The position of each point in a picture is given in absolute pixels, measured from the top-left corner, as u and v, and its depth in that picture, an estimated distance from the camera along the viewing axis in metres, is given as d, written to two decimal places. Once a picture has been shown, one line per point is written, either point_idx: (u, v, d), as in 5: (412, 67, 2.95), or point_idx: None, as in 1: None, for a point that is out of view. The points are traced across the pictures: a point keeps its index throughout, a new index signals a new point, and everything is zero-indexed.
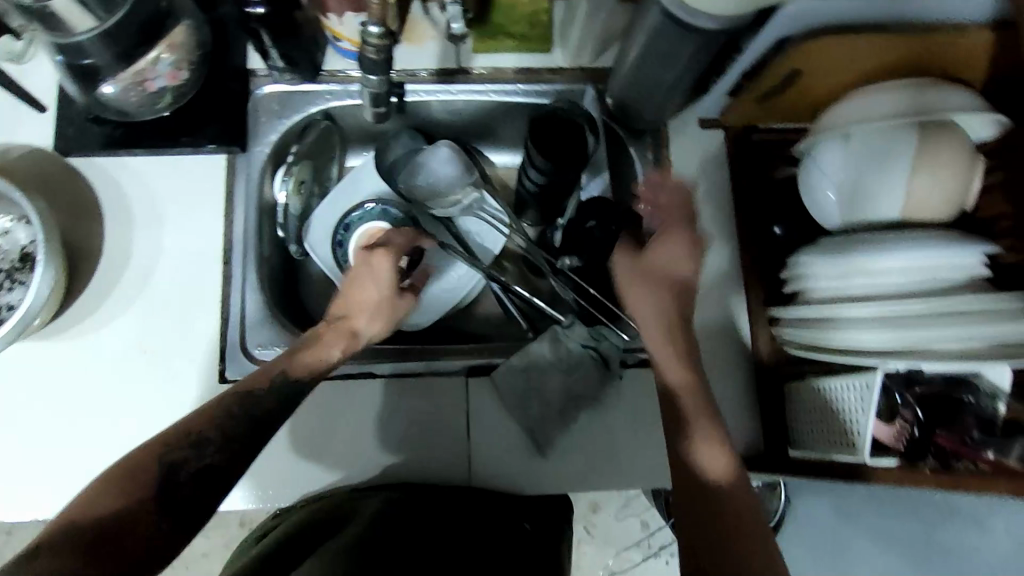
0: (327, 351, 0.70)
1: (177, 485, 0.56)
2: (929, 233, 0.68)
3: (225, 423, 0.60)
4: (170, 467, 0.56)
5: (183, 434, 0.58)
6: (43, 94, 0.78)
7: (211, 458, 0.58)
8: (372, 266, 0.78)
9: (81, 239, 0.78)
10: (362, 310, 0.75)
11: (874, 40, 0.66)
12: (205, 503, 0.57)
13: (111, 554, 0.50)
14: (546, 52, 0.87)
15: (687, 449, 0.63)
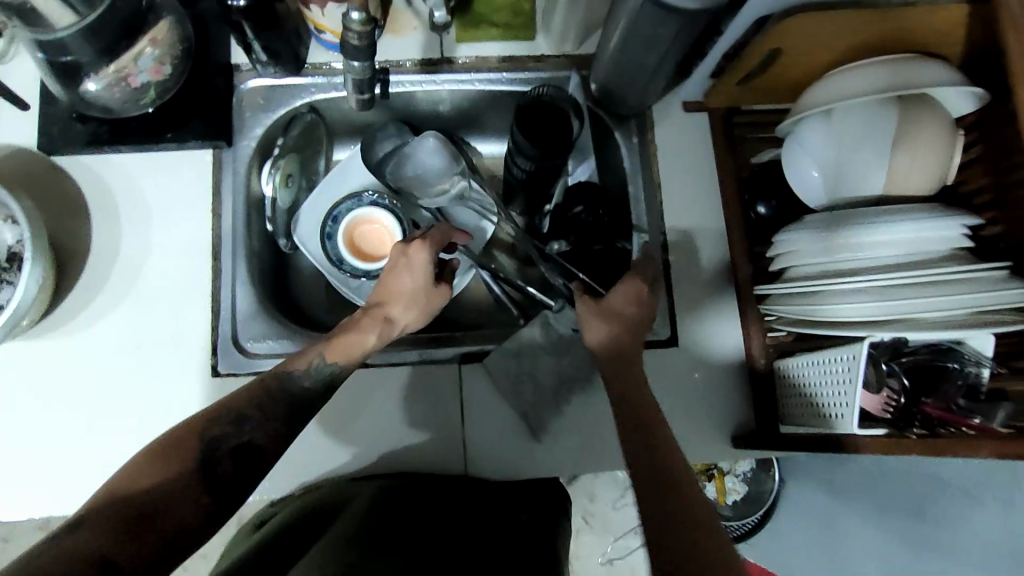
0: (363, 337, 0.68)
1: (218, 460, 0.59)
2: (914, 207, 0.69)
3: (263, 404, 0.63)
4: (215, 442, 0.60)
5: (225, 411, 0.62)
6: (25, 93, 0.78)
7: (250, 436, 0.62)
8: (410, 259, 0.70)
9: (69, 238, 0.77)
10: (398, 299, 0.70)
11: (849, 17, 0.66)
12: (246, 478, 0.61)
13: (151, 522, 0.53)
14: (529, 39, 0.87)
15: (652, 447, 0.62)
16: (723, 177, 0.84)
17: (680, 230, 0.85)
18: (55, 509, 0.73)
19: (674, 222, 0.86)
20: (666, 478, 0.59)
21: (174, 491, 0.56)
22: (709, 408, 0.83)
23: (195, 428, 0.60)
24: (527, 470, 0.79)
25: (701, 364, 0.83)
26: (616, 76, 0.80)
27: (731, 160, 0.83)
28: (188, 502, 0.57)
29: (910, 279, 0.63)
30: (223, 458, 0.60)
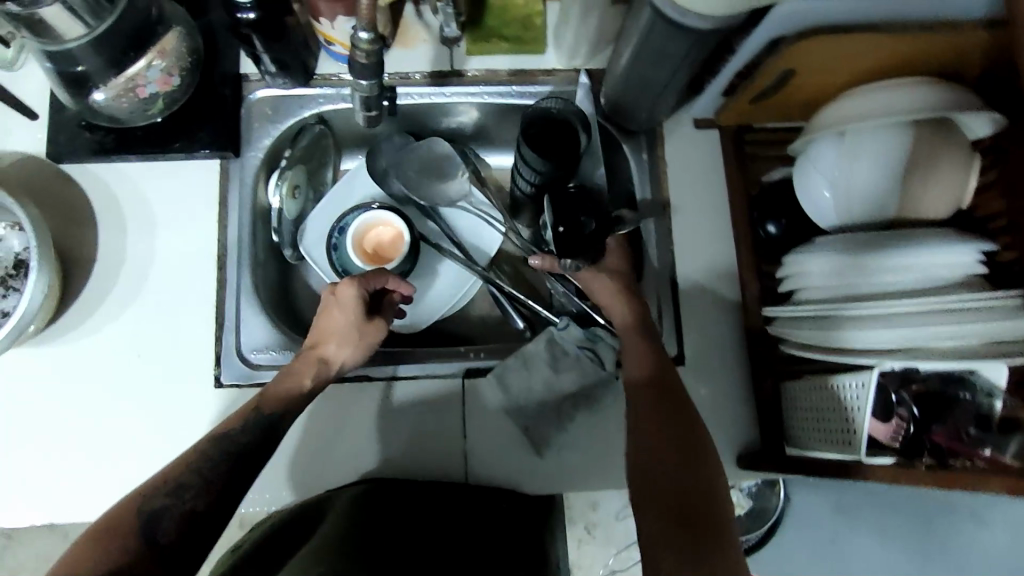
0: (299, 379, 0.68)
1: (158, 536, 0.54)
2: (927, 234, 0.68)
3: (202, 467, 0.59)
4: (152, 517, 0.55)
5: (163, 482, 0.57)
6: (35, 101, 0.78)
7: (190, 505, 0.56)
8: (339, 296, 0.73)
9: (75, 245, 0.77)
10: (334, 338, 0.72)
11: (867, 38, 0.64)
12: (189, 553, 0.55)
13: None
14: (540, 53, 0.86)
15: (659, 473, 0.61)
16: (732, 194, 0.83)
17: (688, 247, 0.85)
18: (55, 517, 0.73)
19: (683, 237, 0.85)
20: (685, 518, 0.58)
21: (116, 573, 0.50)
22: (714, 426, 0.82)
23: (131, 509, 0.55)
24: (529, 484, 0.79)
25: (706, 382, 0.82)
26: (625, 92, 0.79)
27: (740, 178, 0.82)
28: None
29: (926, 308, 0.62)
30: (162, 531, 0.54)
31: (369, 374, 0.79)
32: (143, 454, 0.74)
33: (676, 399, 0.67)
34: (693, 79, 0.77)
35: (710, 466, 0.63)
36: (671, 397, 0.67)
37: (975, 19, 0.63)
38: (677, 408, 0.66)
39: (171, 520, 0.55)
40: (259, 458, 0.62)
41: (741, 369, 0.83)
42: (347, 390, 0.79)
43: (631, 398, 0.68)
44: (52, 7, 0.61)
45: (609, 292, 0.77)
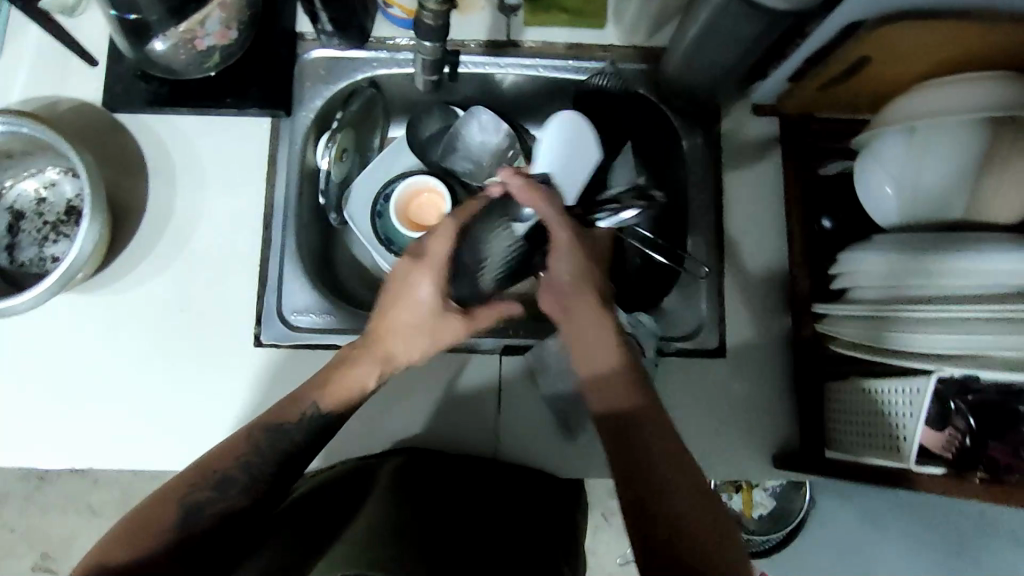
0: (360, 378, 0.65)
1: (194, 526, 0.55)
2: (997, 238, 0.64)
3: (251, 464, 0.59)
4: (192, 509, 0.56)
5: (207, 474, 0.58)
6: (94, 48, 0.79)
7: (233, 500, 0.57)
8: (411, 283, 0.65)
9: (124, 195, 0.78)
10: (401, 337, 0.66)
11: (947, 29, 0.61)
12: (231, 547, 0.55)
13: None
14: (600, 28, 0.84)
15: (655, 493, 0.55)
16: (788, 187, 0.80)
17: (737, 237, 0.83)
18: (93, 461, 0.74)
19: (732, 229, 0.83)
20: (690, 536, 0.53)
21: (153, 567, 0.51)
22: (749, 424, 0.80)
23: (175, 499, 0.56)
24: (558, 466, 0.80)
25: (743, 379, 0.80)
26: (687, 75, 0.76)
27: (798, 172, 0.79)
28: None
29: (991, 313, 0.59)
30: (197, 523, 0.55)
31: None
32: (184, 405, 0.75)
33: (636, 446, 0.58)
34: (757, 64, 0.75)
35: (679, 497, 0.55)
36: (622, 435, 0.60)
37: None
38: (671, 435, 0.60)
39: (211, 512, 0.56)
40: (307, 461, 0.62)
41: (782, 369, 0.81)
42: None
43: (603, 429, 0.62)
44: None
45: (602, 339, 0.65)
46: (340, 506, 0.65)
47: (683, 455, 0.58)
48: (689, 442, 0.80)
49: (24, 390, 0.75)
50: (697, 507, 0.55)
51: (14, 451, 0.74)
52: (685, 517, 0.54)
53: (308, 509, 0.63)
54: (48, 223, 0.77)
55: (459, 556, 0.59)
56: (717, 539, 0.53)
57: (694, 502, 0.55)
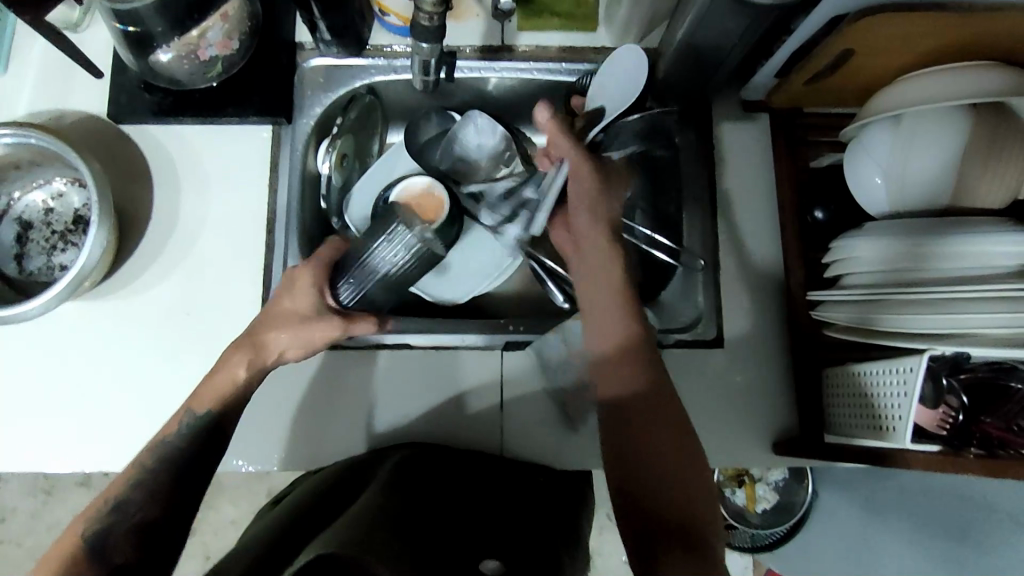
0: (232, 369, 0.66)
1: (109, 550, 0.56)
2: (985, 221, 0.67)
3: (146, 479, 0.60)
4: (98, 539, 0.56)
5: (104, 507, 0.58)
6: (99, 61, 0.80)
7: (138, 513, 0.58)
8: (293, 282, 0.69)
9: (131, 203, 0.79)
10: (276, 324, 0.67)
11: (930, 20, 0.63)
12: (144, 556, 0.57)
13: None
14: (591, 31, 0.86)
15: (648, 477, 0.59)
16: (780, 179, 0.82)
17: (731, 231, 0.84)
18: (103, 465, 0.76)
19: (727, 222, 0.85)
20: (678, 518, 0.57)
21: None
22: (748, 412, 0.81)
23: (79, 537, 0.56)
24: (561, 459, 0.81)
25: (742, 369, 0.82)
26: (679, 72, 0.78)
27: (789, 165, 0.82)
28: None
29: (979, 293, 0.60)
30: (112, 549, 0.56)
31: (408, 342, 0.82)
32: None
33: (628, 434, 0.61)
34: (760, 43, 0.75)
35: (665, 483, 0.58)
36: (621, 420, 0.62)
37: None
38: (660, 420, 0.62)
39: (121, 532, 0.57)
40: (206, 460, 0.63)
41: (780, 358, 0.82)
42: (339, 357, 0.81)
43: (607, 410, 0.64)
44: None
45: (609, 297, 0.67)
46: (342, 501, 0.66)
47: (668, 440, 0.60)
48: None
49: (34, 396, 0.76)
50: (678, 494, 0.58)
51: (25, 456, 0.75)
52: (666, 503, 0.58)
53: (312, 510, 0.64)
54: (56, 233, 0.78)
55: (466, 544, 0.60)
56: (695, 519, 0.57)
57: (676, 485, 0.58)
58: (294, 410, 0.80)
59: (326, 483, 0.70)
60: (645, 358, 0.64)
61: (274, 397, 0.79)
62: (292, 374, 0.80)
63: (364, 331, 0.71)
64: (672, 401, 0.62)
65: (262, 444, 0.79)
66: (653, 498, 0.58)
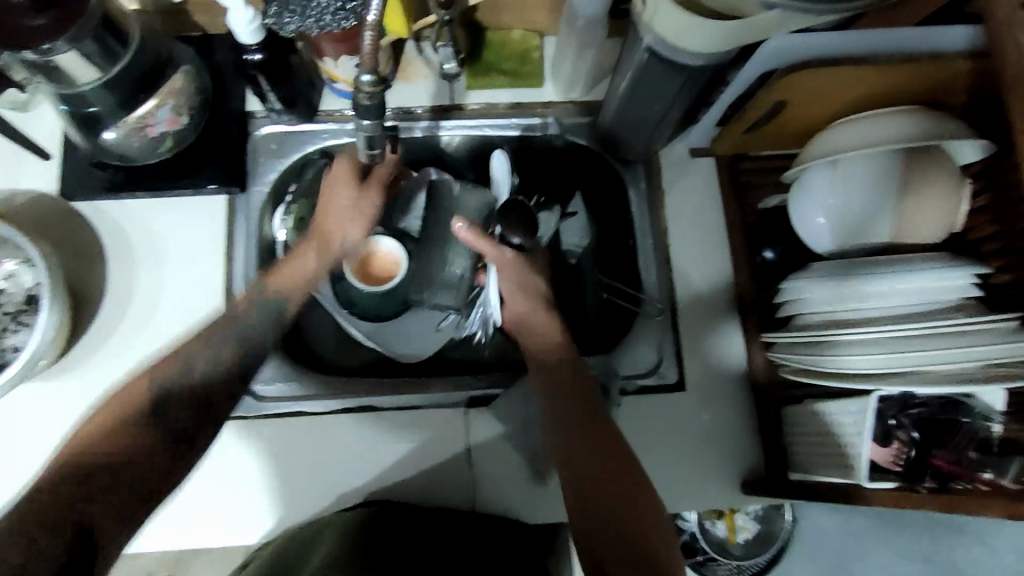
0: (301, 267, 0.70)
1: (164, 414, 0.59)
2: (922, 256, 0.69)
3: (206, 349, 0.63)
4: (158, 394, 0.59)
5: (168, 366, 0.61)
6: (47, 141, 0.81)
7: (195, 380, 0.61)
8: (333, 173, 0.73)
9: (85, 281, 0.79)
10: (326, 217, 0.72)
11: (855, 71, 0.66)
12: (195, 433, 0.60)
13: (94, 505, 0.53)
14: (538, 86, 0.88)
15: (601, 495, 0.60)
16: (731, 222, 0.84)
17: (687, 274, 0.85)
18: None
19: (682, 266, 0.86)
20: (627, 525, 0.58)
21: (128, 461, 0.56)
22: (716, 454, 0.82)
23: (143, 394, 0.59)
24: (533, 512, 0.80)
25: (706, 409, 0.83)
26: (623, 126, 0.81)
27: (737, 208, 0.84)
28: (147, 475, 0.57)
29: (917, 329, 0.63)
30: (170, 410, 0.59)
31: (373, 404, 0.82)
32: None
33: (580, 455, 0.63)
34: (699, 98, 0.78)
35: (616, 502, 0.60)
36: (577, 446, 0.64)
37: (960, 50, 0.66)
38: (603, 443, 0.64)
39: (178, 397, 0.60)
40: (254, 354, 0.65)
41: (743, 396, 0.83)
42: (321, 421, 0.81)
43: (558, 445, 0.65)
44: (68, 54, 0.64)
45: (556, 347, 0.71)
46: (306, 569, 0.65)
47: (614, 455, 0.63)
48: (659, 476, 0.81)
49: None
50: (628, 508, 0.59)
51: None
52: (616, 516, 0.59)
53: None
54: (8, 314, 0.77)
55: None
56: (652, 530, 0.58)
57: (625, 499, 0.60)
58: (260, 482, 0.79)
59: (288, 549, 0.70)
60: (580, 387, 0.68)
61: (240, 467, 0.79)
62: (256, 442, 0.79)
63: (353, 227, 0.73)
64: (616, 433, 0.65)
65: (232, 519, 0.78)
66: (604, 523, 0.58)
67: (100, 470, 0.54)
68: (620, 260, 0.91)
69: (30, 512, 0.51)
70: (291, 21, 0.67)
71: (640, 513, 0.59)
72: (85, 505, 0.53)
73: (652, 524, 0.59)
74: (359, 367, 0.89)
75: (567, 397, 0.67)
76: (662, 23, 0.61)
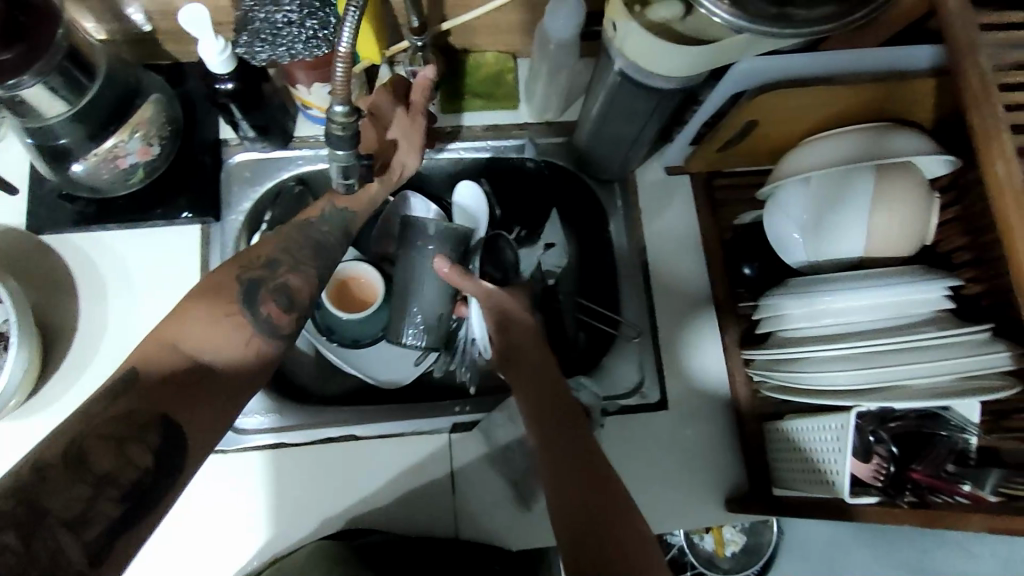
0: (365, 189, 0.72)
1: (256, 308, 0.61)
2: (896, 270, 0.69)
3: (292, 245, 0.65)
4: (252, 283, 0.62)
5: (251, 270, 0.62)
6: (14, 175, 0.79)
7: (285, 278, 0.63)
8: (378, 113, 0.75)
9: (55, 316, 0.77)
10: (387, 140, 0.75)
11: (823, 92, 0.67)
12: (289, 331, 0.62)
13: (188, 402, 0.54)
14: (513, 108, 0.89)
15: (594, 517, 0.60)
16: (706, 240, 0.85)
17: (666, 292, 0.86)
18: None
19: (661, 283, 0.86)
20: (620, 545, 0.57)
21: (228, 360, 0.58)
22: (700, 471, 0.82)
23: (227, 288, 0.61)
24: (519, 537, 0.79)
25: (689, 426, 0.83)
26: (598, 145, 0.81)
27: (713, 225, 0.85)
28: (241, 378, 0.58)
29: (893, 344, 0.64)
30: (262, 304, 0.61)
31: (355, 432, 0.81)
32: None
33: (574, 479, 0.62)
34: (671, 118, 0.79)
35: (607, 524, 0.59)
36: (570, 468, 0.63)
37: (921, 69, 0.67)
38: (593, 469, 0.63)
39: (273, 292, 0.62)
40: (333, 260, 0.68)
41: (725, 411, 0.83)
42: (302, 451, 0.79)
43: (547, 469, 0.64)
44: (32, 88, 0.63)
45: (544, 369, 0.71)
46: None
47: (605, 479, 0.63)
48: (645, 495, 0.81)
49: None
50: (618, 529, 0.59)
51: None
52: (609, 537, 0.58)
53: None
54: None
55: None
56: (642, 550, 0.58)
57: (617, 521, 0.59)
58: (241, 516, 0.77)
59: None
60: (568, 415, 0.68)
61: (219, 500, 0.77)
62: (236, 474, 0.78)
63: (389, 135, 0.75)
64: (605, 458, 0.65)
65: (213, 558, 0.76)
66: (598, 543, 0.58)
67: (197, 368, 0.56)
68: (599, 280, 0.91)
69: (128, 406, 0.52)
70: (262, 50, 0.66)
71: (630, 536, 0.59)
72: (179, 404, 0.54)
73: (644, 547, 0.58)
74: (341, 395, 0.88)
75: (560, 421, 0.67)
76: (630, 48, 0.62)
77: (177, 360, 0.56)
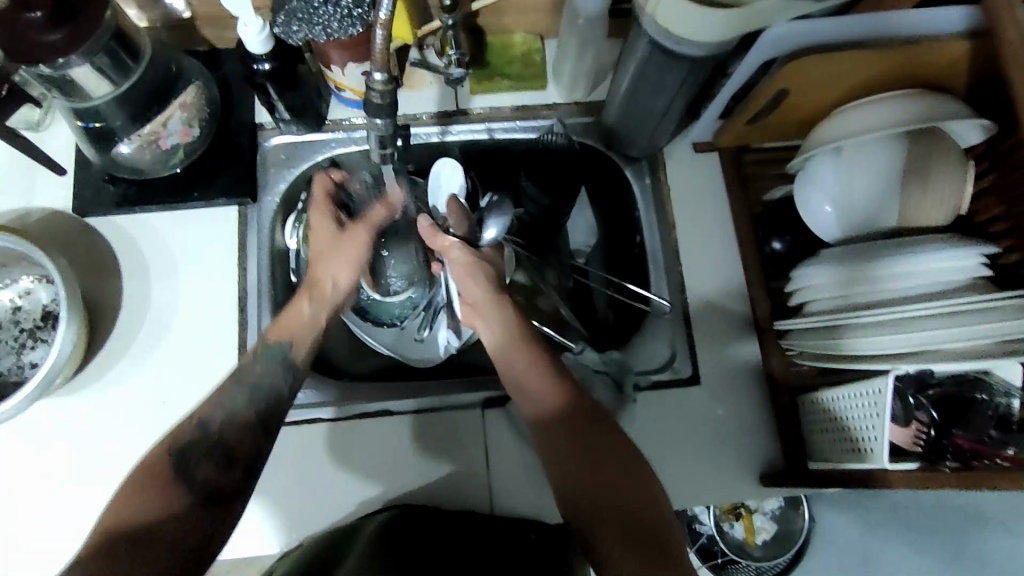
0: (299, 309, 0.72)
1: (194, 470, 0.62)
2: (933, 239, 0.69)
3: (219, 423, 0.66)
4: (180, 455, 0.63)
5: (183, 431, 0.64)
6: (60, 157, 0.82)
7: (219, 434, 0.65)
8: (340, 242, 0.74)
9: (98, 295, 0.80)
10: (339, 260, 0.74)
11: (855, 57, 0.67)
12: (227, 490, 0.63)
13: (136, 557, 0.56)
14: (541, 89, 0.89)
15: (614, 489, 0.62)
16: (738, 212, 0.84)
17: (698, 266, 0.85)
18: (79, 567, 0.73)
19: (692, 259, 0.86)
20: (641, 518, 0.60)
21: (158, 521, 0.58)
22: (734, 446, 0.81)
23: (163, 460, 0.62)
24: (552, 514, 0.80)
25: (722, 402, 0.82)
26: (626, 121, 0.82)
27: (742, 198, 0.84)
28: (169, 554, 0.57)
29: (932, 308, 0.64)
30: (196, 469, 0.62)
31: (389, 409, 0.81)
32: None
33: (584, 450, 0.64)
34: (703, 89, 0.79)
35: (625, 496, 0.61)
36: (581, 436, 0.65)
37: (955, 33, 0.67)
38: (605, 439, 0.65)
39: (206, 453, 0.63)
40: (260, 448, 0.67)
41: (758, 385, 0.83)
42: (337, 428, 0.80)
43: (555, 438, 0.66)
44: (81, 68, 0.66)
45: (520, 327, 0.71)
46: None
47: (624, 450, 0.64)
48: (679, 470, 0.81)
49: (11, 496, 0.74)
50: (637, 499, 0.61)
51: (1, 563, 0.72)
52: (629, 507, 0.61)
53: None
54: (25, 330, 0.78)
55: None
56: (662, 519, 0.60)
57: (635, 492, 0.61)
58: (279, 491, 0.79)
59: (311, 551, 0.71)
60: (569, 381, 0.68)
61: None
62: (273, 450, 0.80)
63: (380, 216, 0.77)
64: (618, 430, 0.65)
65: (253, 529, 0.77)
66: (617, 514, 0.60)
67: (134, 538, 0.56)
68: (629, 259, 0.93)
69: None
70: (299, 29, 0.68)
71: (649, 503, 0.61)
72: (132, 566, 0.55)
73: (660, 511, 0.61)
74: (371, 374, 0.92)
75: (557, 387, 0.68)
76: (660, 12, 0.63)
77: (119, 530, 0.57)
